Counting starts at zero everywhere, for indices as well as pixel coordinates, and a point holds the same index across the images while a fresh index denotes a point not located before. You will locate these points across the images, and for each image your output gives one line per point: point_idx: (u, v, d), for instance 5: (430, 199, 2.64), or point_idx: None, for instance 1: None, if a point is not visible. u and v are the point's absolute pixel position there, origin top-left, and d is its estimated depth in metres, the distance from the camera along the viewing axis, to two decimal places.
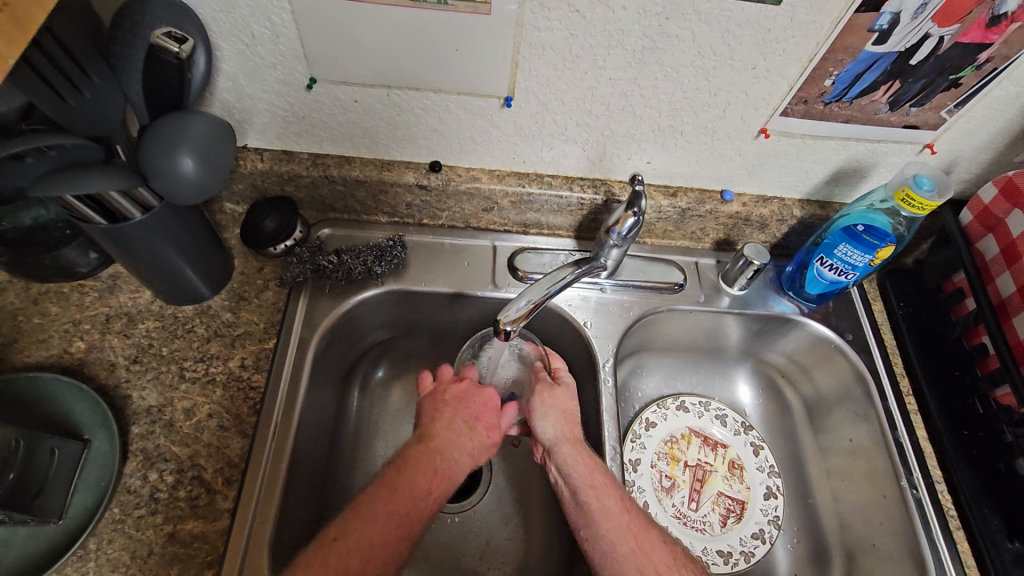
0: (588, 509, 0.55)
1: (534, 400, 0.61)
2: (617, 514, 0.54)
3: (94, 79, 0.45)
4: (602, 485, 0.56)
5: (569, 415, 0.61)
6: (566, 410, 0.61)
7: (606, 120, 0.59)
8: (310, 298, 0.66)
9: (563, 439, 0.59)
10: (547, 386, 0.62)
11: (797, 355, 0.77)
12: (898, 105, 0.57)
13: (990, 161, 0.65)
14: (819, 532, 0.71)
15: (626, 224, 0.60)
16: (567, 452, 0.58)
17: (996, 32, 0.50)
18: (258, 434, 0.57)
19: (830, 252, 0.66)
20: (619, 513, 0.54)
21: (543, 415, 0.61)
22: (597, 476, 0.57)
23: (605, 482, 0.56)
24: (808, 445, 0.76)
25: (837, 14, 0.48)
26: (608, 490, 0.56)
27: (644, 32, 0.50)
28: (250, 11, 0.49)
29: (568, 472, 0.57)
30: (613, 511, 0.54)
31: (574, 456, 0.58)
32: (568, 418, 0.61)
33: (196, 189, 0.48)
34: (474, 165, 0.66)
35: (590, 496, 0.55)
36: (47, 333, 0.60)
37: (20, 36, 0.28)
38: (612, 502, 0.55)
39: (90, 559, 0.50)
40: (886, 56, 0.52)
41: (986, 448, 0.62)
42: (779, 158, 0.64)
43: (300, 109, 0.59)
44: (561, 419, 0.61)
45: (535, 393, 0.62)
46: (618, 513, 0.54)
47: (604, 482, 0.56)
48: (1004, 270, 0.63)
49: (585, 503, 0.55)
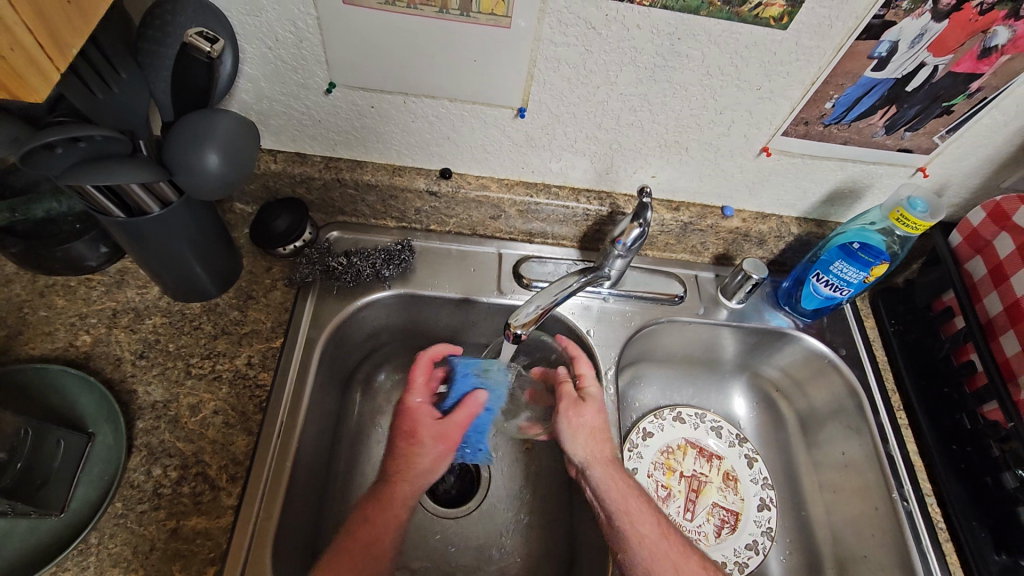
0: (625, 534, 0.57)
1: (560, 418, 0.62)
2: (653, 540, 0.56)
3: (122, 75, 0.46)
4: (637, 511, 0.58)
5: (599, 432, 0.62)
6: (592, 429, 0.61)
7: (615, 134, 0.61)
8: (318, 299, 0.66)
9: (596, 463, 0.60)
10: (574, 403, 0.62)
11: (791, 369, 0.79)
12: (894, 129, 0.60)
13: (979, 186, 0.68)
14: (812, 543, 0.72)
15: (631, 235, 0.62)
16: (599, 474, 0.60)
17: (986, 63, 0.52)
18: (264, 432, 0.57)
19: (825, 268, 0.69)
20: (655, 539, 0.56)
21: (573, 436, 0.61)
22: (631, 501, 0.58)
23: (640, 507, 0.58)
24: (802, 457, 0.77)
25: (839, 40, 0.51)
26: (643, 516, 0.58)
27: (656, 51, 0.52)
28: (275, 15, 0.50)
29: (603, 496, 0.59)
30: (649, 538, 0.56)
31: (607, 480, 0.59)
32: (601, 436, 0.62)
33: (219, 185, 0.49)
34: (483, 174, 0.68)
35: (626, 522, 0.57)
36: (53, 326, 0.60)
37: (80, 26, 0.32)
38: (649, 529, 0.57)
39: (91, 553, 0.49)
40: (883, 82, 0.55)
41: (973, 462, 0.64)
42: (778, 177, 0.66)
43: (316, 112, 0.60)
44: (594, 438, 0.61)
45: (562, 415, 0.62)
46: (653, 539, 0.56)
47: (638, 507, 0.58)
48: (992, 290, 0.66)
49: (621, 528, 0.57)
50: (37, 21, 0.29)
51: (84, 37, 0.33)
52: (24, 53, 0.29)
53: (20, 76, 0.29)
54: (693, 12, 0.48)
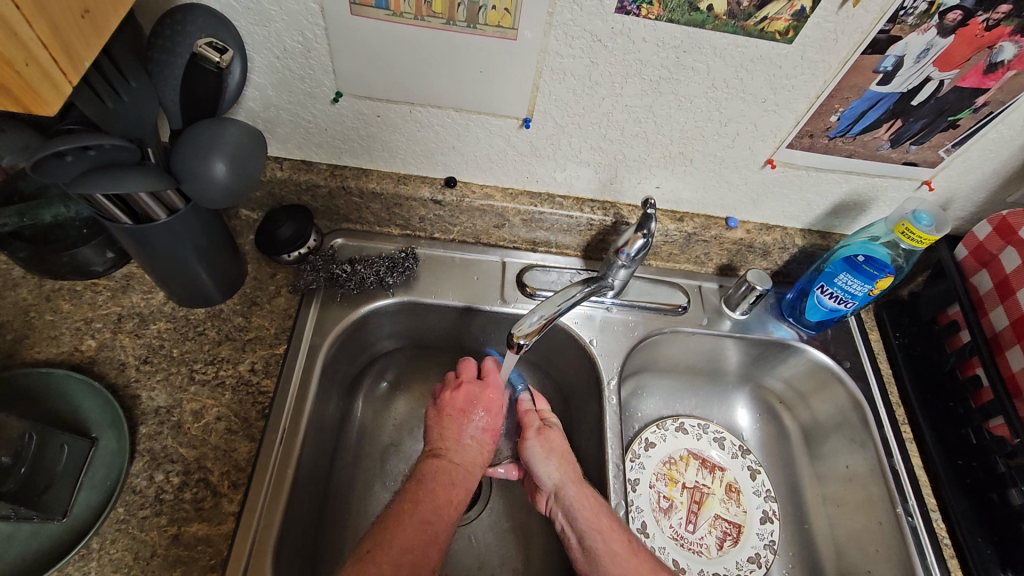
0: (597, 552, 0.56)
1: (530, 445, 0.64)
2: (624, 557, 0.55)
3: (131, 84, 0.46)
4: (608, 527, 0.57)
5: (568, 457, 0.64)
6: (563, 453, 0.64)
7: (620, 144, 0.61)
8: (322, 306, 0.67)
9: (567, 483, 0.61)
10: (541, 431, 0.65)
11: (795, 381, 0.79)
12: (900, 142, 0.59)
13: (984, 199, 0.68)
14: (815, 558, 0.71)
15: (635, 245, 0.62)
16: (571, 494, 0.60)
17: (992, 78, 0.52)
18: (266, 438, 0.57)
19: (830, 281, 0.68)
20: (627, 555, 0.55)
21: (544, 461, 0.63)
22: (602, 518, 0.58)
23: (611, 524, 0.57)
24: (805, 470, 0.77)
25: (844, 55, 0.51)
26: (614, 533, 0.57)
27: (662, 64, 0.52)
28: (284, 26, 0.50)
29: (574, 515, 0.58)
30: (621, 555, 0.55)
31: (579, 500, 0.59)
32: (569, 460, 0.63)
33: (225, 194, 0.50)
34: (488, 182, 0.68)
35: (598, 540, 0.56)
36: (58, 330, 0.60)
37: (94, 39, 0.33)
38: (619, 546, 0.56)
39: (93, 559, 0.49)
40: (889, 96, 0.55)
41: (979, 477, 0.64)
42: (782, 189, 0.66)
43: (323, 121, 0.60)
44: (563, 461, 0.63)
45: (532, 440, 0.65)
46: (625, 556, 0.55)
47: (610, 525, 0.57)
48: (998, 305, 0.65)
49: (593, 548, 0.56)
50: (53, 37, 0.30)
51: (97, 50, 0.34)
52: (39, 67, 0.29)
53: (33, 90, 0.30)
54: (698, 26, 0.49)
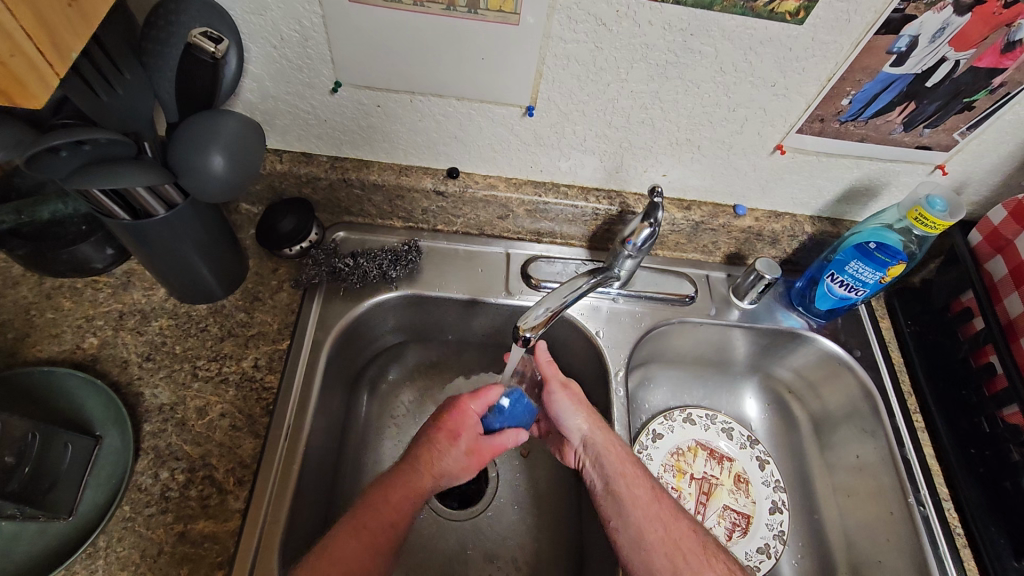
0: (620, 497, 0.56)
1: (556, 395, 0.61)
2: (646, 503, 0.56)
3: (126, 76, 0.46)
4: (632, 473, 0.57)
5: (590, 404, 0.62)
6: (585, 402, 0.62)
7: (625, 132, 0.60)
8: (324, 300, 0.66)
9: (594, 429, 0.60)
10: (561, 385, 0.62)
11: (804, 370, 0.78)
12: (912, 126, 0.58)
13: (999, 183, 0.66)
14: (825, 547, 0.71)
15: (642, 235, 0.61)
16: (598, 441, 0.59)
17: (1010, 58, 0.51)
18: (271, 435, 0.56)
19: (840, 269, 0.67)
20: (649, 501, 0.56)
21: (568, 411, 0.60)
22: (627, 464, 0.57)
23: (635, 470, 0.57)
24: (814, 460, 0.76)
25: (857, 35, 0.49)
26: (637, 479, 0.57)
27: (669, 47, 0.51)
28: (280, 14, 0.49)
29: (601, 460, 0.58)
30: (642, 499, 0.56)
31: (606, 446, 0.59)
32: (592, 407, 0.62)
33: (222, 186, 0.48)
34: (491, 172, 0.67)
35: (622, 485, 0.56)
36: (61, 328, 0.59)
37: (82, 30, 0.32)
38: (641, 491, 0.56)
39: (99, 557, 0.49)
40: (903, 77, 0.53)
41: (993, 466, 0.63)
42: (793, 175, 0.65)
43: (322, 111, 0.59)
44: (587, 410, 0.61)
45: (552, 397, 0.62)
46: (646, 502, 0.56)
47: (634, 470, 0.57)
48: (1013, 291, 0.64)
49: (616, 492, 0.56)
50: (39, 29, 0.29)
51: (88, 42, 0.33)
52: (25, 59, 0.29)
53: (20, 82, 0.29)
54: (706, 7, 0.47)
